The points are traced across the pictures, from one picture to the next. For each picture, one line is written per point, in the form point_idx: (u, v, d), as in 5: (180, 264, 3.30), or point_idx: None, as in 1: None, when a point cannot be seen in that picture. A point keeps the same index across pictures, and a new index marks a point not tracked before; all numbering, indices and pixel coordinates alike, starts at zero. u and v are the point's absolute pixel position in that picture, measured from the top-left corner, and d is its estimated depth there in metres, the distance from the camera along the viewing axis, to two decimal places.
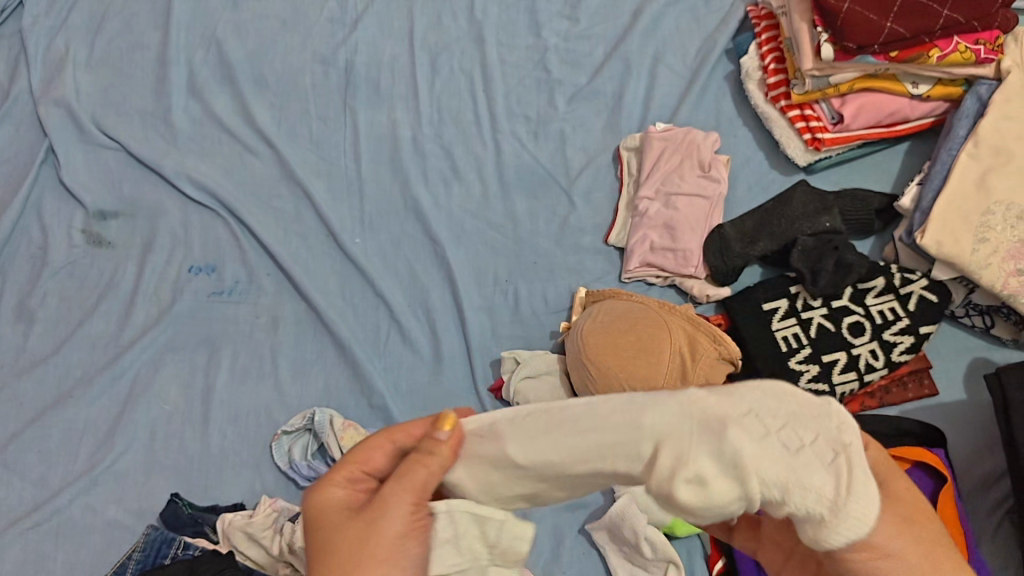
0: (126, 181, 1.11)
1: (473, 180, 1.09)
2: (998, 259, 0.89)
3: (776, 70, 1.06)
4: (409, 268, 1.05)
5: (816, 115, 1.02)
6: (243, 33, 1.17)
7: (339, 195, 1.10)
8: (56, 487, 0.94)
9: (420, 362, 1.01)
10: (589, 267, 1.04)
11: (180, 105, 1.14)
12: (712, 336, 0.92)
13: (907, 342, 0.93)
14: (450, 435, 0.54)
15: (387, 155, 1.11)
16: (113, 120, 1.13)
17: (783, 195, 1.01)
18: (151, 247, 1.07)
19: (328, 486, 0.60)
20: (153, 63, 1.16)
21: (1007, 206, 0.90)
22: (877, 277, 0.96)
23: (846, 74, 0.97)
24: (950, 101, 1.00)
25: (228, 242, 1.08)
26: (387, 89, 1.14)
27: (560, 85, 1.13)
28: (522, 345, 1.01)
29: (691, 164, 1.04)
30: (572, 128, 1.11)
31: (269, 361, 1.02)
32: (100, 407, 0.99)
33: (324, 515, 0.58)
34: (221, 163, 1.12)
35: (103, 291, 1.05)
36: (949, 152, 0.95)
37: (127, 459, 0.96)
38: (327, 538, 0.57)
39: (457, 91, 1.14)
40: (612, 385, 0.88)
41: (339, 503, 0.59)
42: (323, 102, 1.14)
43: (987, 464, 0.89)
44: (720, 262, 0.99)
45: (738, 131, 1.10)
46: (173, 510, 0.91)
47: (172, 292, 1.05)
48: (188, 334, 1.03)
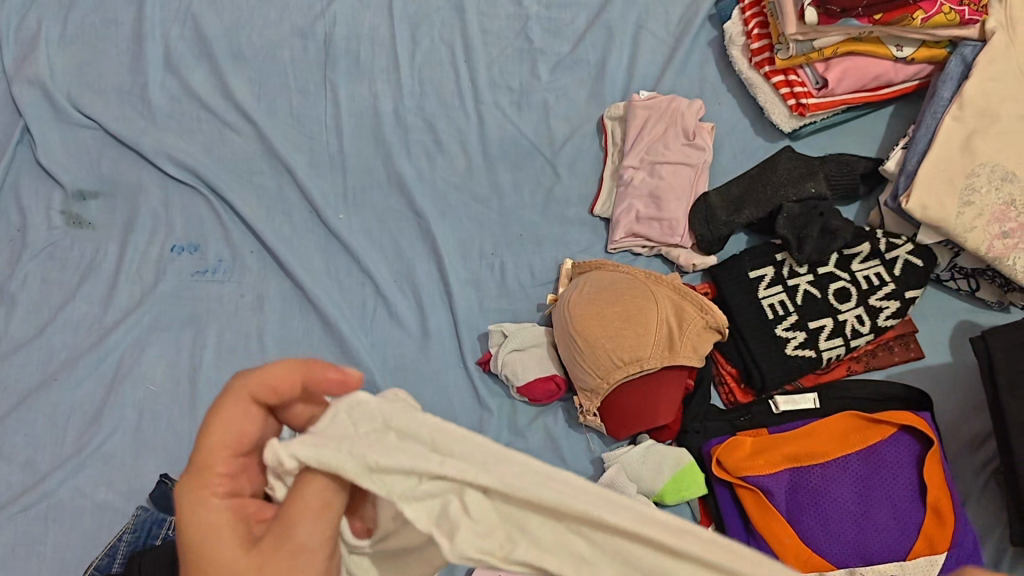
0: (104, 160, 1.09)
1: (456, 152, 1.09)
2: (983, 222, 0.89)
3: (759, 35, 1.04)
4: (394, 244, 1.05)
5: (801, 80, 1.02)
6: (220, 6, 1.14)
7: (322, 170, 1.09)
8: (44, 470, 0.94)
9: (408, 337, 1.01)
10: (575, 238, 1.05)
11: (157, 81, 1.12)
12: (699, 305, 0.92)
13: (893, 307, 0.93)
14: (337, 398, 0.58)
15: (369, 130, 1.10)
16: (89, 99, 1.11)
17: (769, 161, 1.01)
18: (132, 227, 1.06)
19: (207, 499, 0.55)
20: (129, 38, 1.13)
21: (992, 167, 0.90)
22: (863, 243, 0.95)
23: (829, 38, 0.95)
24: (934, 63, 0.99)
25: (210, 220, 1.07)
26: (368, 62, 1.13)
27: (542, 54, 1.12)
28: (509, 318, 1.02)
29: (675, 132, 1.02)
30: (555, 98, 1.10)
31: (255, 339, 1.01)
32: (87, 389, 0.99)
33: (202, 530, 0.54)
34: (201, 141, 1.10)
35: (84, 272, 1.05)
36: (934, 115, 0.94)
37: (115, 440, 0.96)
38: (210, 552, 0.54)
39: (439, 63, 1.12)
40: (599, 358, 0.88)
41: (231, 524, 0.55)
42: (303, 75, 1.12)
43: (973, 425, 0.91)
44: (706, 231, 0.98)
45: (722, 99, 1.09)
46: (163, 491, 0.91)
47: (155, 272, 1.04)
48: (171, 315, 1.02)
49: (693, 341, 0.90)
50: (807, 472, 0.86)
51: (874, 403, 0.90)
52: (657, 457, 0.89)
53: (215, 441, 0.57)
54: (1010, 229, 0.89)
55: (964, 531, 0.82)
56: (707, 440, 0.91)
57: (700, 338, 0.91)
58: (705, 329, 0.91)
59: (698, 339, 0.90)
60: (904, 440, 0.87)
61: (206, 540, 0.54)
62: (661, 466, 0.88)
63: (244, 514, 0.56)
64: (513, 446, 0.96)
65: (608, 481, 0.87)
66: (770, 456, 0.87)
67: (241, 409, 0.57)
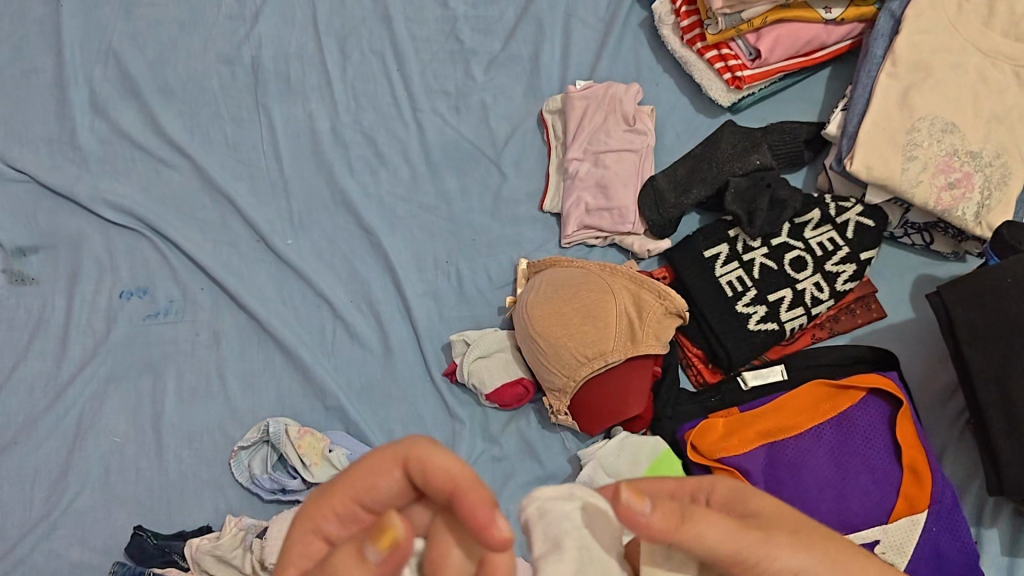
0: (40, 213, 1.06)
1: (398, 163, 1.07)
2: (929, 175, 0.90)
3: (688, 12, 1.03)
4: (346, 263, 1.03)
5: (734, 53, 1.01)
6: (141, 41, 1.12)
7: (265, 198, 1.07)
8: (15, 537, 0.92)
9: (371, 357, 0.99)
10: (528, 237, 1.03)
11: (86, 125, 1.10)
12: (657, 291, 0.91)
13: (850, 270, 0.93)
14: (386, 557, 0.45)
15: (308, 151, 1.08)
16: (18, 151, 1.08)
17: (712, 137, 1.00)
18: (78, 277, 1.04)
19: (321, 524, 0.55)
20: (52, 86, 1.11)
21: (932, 120, 0.90)
22: (813, 210, 0.95)
23: (757, 8, 0.95)
24: (864, 21, 0.99)
25: (156, 262, 1.05)
26: (299, 82, 1.11)
27: (474, 54, 1.10)
28: (471, 325, 1.00)
29: (616, 119, 1.01)
30: (492, 98, 1.09)
31: (216, 377, 0.99)
32: (49, 448, 0.96)
33: (305, 539, 0.55)
34: (138, 181, 1.08)
35: (34, 329, 1.02)
36: (869, 74, 0.94)
37: (85, 497, 0.94)
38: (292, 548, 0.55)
39: (371, 75, 1.11)
40: (563, 357, 0.88)
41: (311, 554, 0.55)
42: (234, 103, 1.10)
43: (943, 378, 0.92)
44: (657, 215, 0.97)
45: (659, 79, 1.08)
46: (139, 543, 0.89)
47: (106, 321, 1.02)
48: (128, 362, 1.00)
49: (654, 329, 0.89)
50: (781, 447, 0.86)
51: (845, 365, 0.91)
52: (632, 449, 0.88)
53: (355, 481, 0.54)
54: (956, 179, 0.89)
55: (942, 486, 0.82)
56: (681, 425, 0.91)
57: (661, 326, 0.90)
58: (665, 315, 0.91)
59: (660, 327, 0.90)
60: (873, 402, 0.87)
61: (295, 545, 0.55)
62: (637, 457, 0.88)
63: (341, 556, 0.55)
64: (489, 454, 0.95)
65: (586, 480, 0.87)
66: (743, 435, 0.86)
67: (388, 469, 0.53)
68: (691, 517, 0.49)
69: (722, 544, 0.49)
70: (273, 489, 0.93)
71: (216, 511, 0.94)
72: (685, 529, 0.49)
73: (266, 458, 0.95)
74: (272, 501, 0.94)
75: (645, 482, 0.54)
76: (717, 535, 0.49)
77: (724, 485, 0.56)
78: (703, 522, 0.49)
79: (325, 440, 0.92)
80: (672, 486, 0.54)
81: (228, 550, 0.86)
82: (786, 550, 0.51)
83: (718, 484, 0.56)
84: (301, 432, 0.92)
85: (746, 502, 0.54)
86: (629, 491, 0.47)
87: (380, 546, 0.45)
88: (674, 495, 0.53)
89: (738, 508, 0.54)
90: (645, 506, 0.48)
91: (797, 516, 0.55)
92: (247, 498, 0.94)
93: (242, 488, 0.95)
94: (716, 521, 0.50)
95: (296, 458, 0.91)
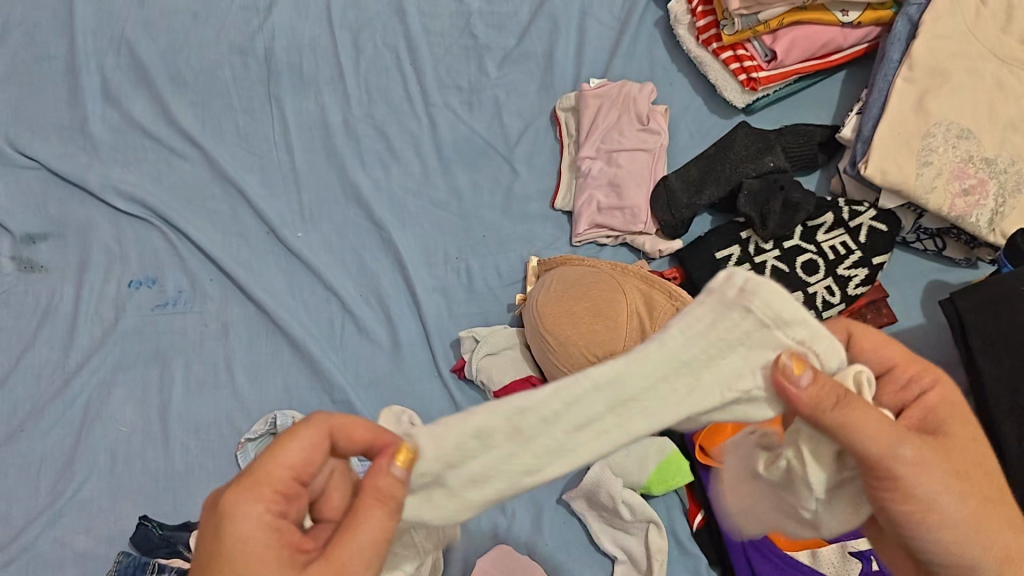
0: (50, 200, 1.06)
1: (410, 158, 1.07)
2: (943, 182, 0.89)
3: (704, 12, 1.03)
4: (356, 257, 1.03)
5: (749, 54, 1.01)
6: (153, 29, 1.12)
7: (276, 189, 1.07)
8: (20, 525, 0.92)
9: (379, 351, 0.99)
10: (539, 234, 1.03)
11: (98, 113, 1.09)
12: (668, 291, 0.91)
13: (862, 274, 0.92)
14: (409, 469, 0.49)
15: (320, 143, 1.08)
16: (28, 138, 1.08)
17: (725, 139, 1.00)
18: (87, 265, 1.04)
19: (251, 510, 0.49)
20: (64, 73, 1.10)
21: (947, 126, 0.90)
22: (826, 214, 0.95)
23: (774, 10, 0.95)
24: (881, 25, 0.98)
25: (166, 252, 1.05)
26: (312, 74, 1.10)
27: (488, 50, 1.10)
28: (480, 321, 1.00)
29: (629, 118, 1.01)
30: (506, 94, 1.09)
31: (224, 368, 0.99)
32: (56, 436, 0.96)
33: (235, 539, 0.48)
34: (149, 170, 1.08)
35: (42, 317, 1.02)
36: (885, 78, 0.93)
37: (91, 486, 0.94)
38: (228, 564, 0.48)
39: (384, 68, 1.10)
40: (573, 354, 0.87)
41: (257, 550, 0.48)
42: (247, 94, 1.10)
43: (953, 384, 0.92)
44: (669, 216, 0.97)
45: (673, 79, 1.08)
46: (144, 533, 0.89)
47: (115, 309, 1.02)
48: (135, 352, 1.00)
49: None
50: None
51: None
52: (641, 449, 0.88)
53: (282, 461, 0.51)
54: (971, 186, 0.89)
55: None
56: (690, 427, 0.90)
57: None
58: (677, 315, 0.90)
59: None
60: None
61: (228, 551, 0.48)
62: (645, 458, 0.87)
63: (284, 544, 0.49)
64: None
65: (594, 479, 0.86)
66: None
67: (309, 436, 0.52)
68: (845, 408, 0.49)
69: (877, 437, 0.50)
70: None
71: None
72: (836, 412, 0.49)
73: None
74: None
75: (867, 337, 0.59)
76: (871, 430, 0.49)
77: (944, 389, 0.57)
78: (857, 417, 0.49)
79: None
80: (897, 359, 0.58)
81: None
82: (931, 476, 0.52)
83: (942, 381, 0.57)
84: None
85: (934, 414, 0.56)
86: (792, 359, 0.49)
87: (401, 464, 0.49)
88: (870, 381, 0.53)
89: (932, 422, 0.56)
90: (803, 380, 0.48)
91: (976, 449, 0.55)
92: None
93: None
94: (878, 414, 0.50)
95: None
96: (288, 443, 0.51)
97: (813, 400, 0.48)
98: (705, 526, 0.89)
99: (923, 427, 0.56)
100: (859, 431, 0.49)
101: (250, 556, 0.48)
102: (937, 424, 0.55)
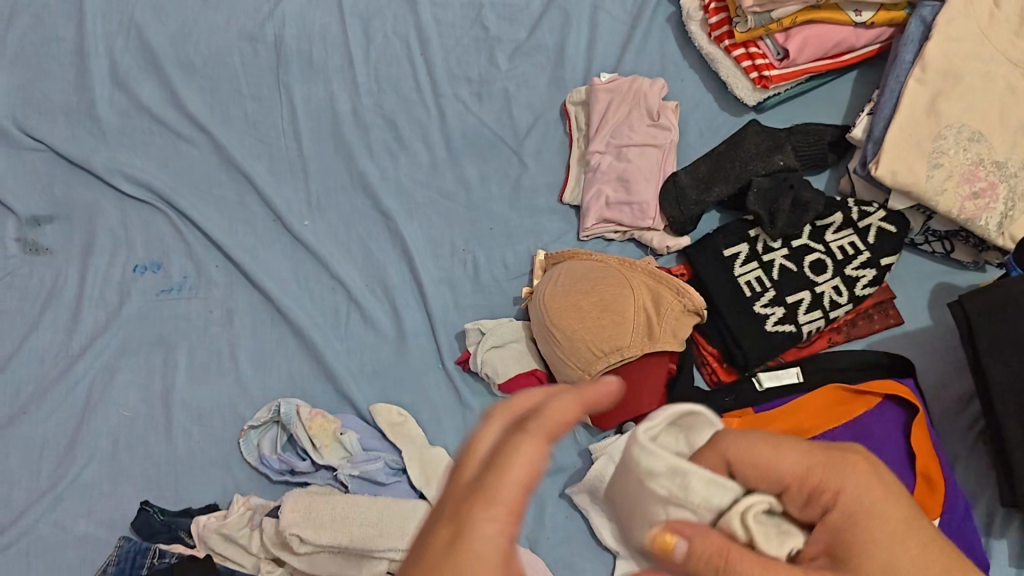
0: (56, 183, 1.06)
1: (419, 148, 1.06)
2: (953, 184, 0.89)
3: (716, 9, 1.03)
4: (362, 247, 1.03)
5: (761, 52, 1.00)
6: (163, 13, 1.11)
7: (284, 177, 1.06)
8: (20, 507, 0.92)
9: (383, 341, 0.99)
10: (547, 228, 1.03)
11: (105, 96, 1.09)
12: (676, 288, 0.90)
13: (870, 275, 0.92)
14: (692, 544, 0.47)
15: (328, 132, 1.07)
16: (36, 120, 1.07)
17: (735, 136, 1.00)
18: (92, 249, 1.03)
19: (482, 523, 0.49)
20: (71, 55, 1.10)
21: (958, 129, 0.90)
22: (835, 213, 0.95)
23: (787, 8, 0.95)
24: (894, 26, 0.98)
25: (171, 237, 1.04)
26: (322, 62, 1.10)
27: (499, 42, 1.10)
28: (486, 313, 1.00)
29: (640, 114, 1.01)
30: (516, 86, 1.08)
31: (228, 355, 0.99)
32: (58, 420, 0.96)
33: (465, 563, 0.48)
34: (156, 155, 1.07)
35: (46, 299, 1.02)
36: (897, 79, 0.93)
37: (92, 470, 0.94)
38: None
39: (394, 58, 1.10)
40: (580, 350, 0.87)
41: (490, 573, 0.48)
42: (255, 80, 1.10)
43: (957, 386, 0.92)
44: (678, 212, 0.97)
45: (684, 75, 1.07)
46: (144, 518, 0.89)
47: (119, 294, 1.02)
48: (139, 336, 1.00)
49: (672, 326, 0.89)
50: None
51: (860, 368, 0.90)
52: None
53: (513, 480, 0.49)
54: (980, 189, 0.89)
55: (955, 494, 0.82)
56: None
57: (678, 323, 0.90)
58: (684, 313, 0.90)
59: (678, 324, 0.89)
60: (890, 407, 0.86)
61: (468, 572, 0.48)
62: None
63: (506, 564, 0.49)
64: None
65: (597, 473, 0.86)
66: None
67: (533, 443, 0.50)
68: (727, 572, 0.46)
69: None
70: (281, 470, 0.92)
71: (224, 489, 0.94)
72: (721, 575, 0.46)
73: (276, 439, 0.94)
74: (279, 482, 0.93)
75: (746, 462, 0.50)
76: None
77: (855, 491, 0.52)
78: (738, 572, 0.46)
79: (337, 422, 0.92)
80: (788, 477, 0.50)
81: (236, 530, 0.86)
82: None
83: (845, 490, 0.51)
84: (313, 412, 0.92)
85: (838, 537, 0.51)
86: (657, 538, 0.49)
87: (674, 543, 0.48)
88: (770, 503, 0.49)
89: (839, 535, 0.51)
90: (678, 551, 0.48)
91: (896, 543, 0.52)
92: (255, 478, 0.94)
93: (250, 467, 0.94)
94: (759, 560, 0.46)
95: (307, 439, 0.91)
96: (513, 454, 0.49)
97: (703, 554, 0.47)
98: None
99: (830, 552, 0.51)
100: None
101: None
102: (842, 537, 0.51)
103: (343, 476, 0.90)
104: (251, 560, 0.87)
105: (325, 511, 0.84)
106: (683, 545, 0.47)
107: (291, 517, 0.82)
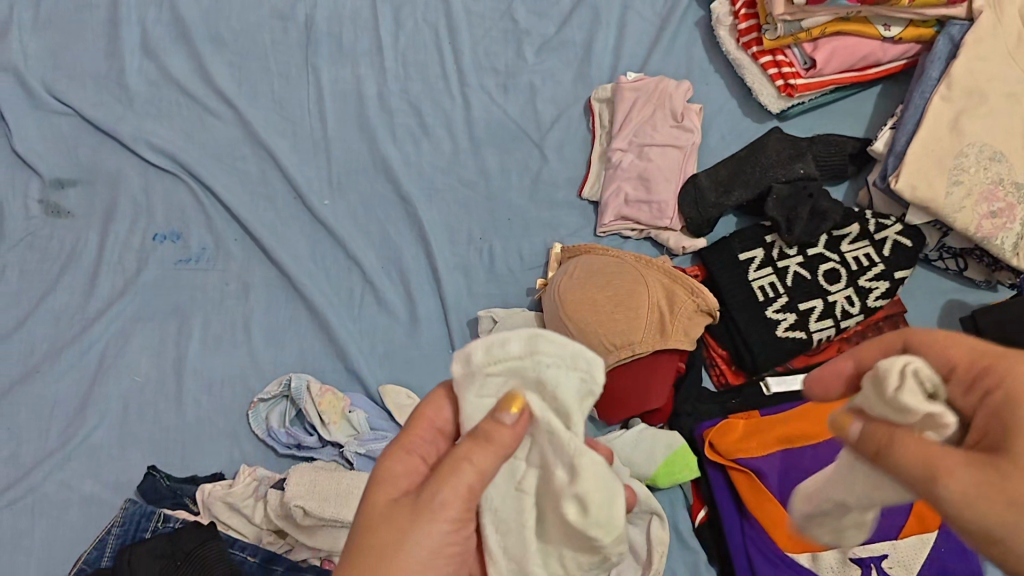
0: (82, 147, 1.07)
1: (441, 135, 1.07)
2: (972, 202, 0.89)
3: (747, 15, 1.04)
4: (380, 229, 1.04)
5: (789, 61, 1.01)
6: None
7: (306, 156, 1.07)
8: (28, 464, 0.92)
9: (396, 323, 1.00)
10: (564, 221, 1.03)
11: (135, 66, 1.10)
12: (690, 288, 0.92)
13: (882, 287, 0.93)
14: (519, 417, 0.51)
15: (353, 114, 1.08)
16: (65, 85, 1.09)
17: (757, 142, 1.00)
18: (113, 215, 1.04)
19: (399, 453, 0.59)
20: (104, 23, 1.12)
21: (980, 147, 0.90)
22: (852, 224, 0.95)
23: (817, 18, 0.96)
24: (922, 43, 0.99)
25: (192, 208, 1.05)
26: (350, 44, 1.11)
27: (527, 36, 1.11)
28: (498, 303, 1.00)
29: (664, 114, 1.02)
30: (542, 80, 1.09)
31: (242, 328, 1.00)
32: (70, 381, 0.97)
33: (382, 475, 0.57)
34: (181, 126, 1.08)
35: (65, 262, 1.03)
36: (921, 95, 0.94)
37: (102, 432, 0.95)
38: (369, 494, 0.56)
39: (422, 44, 1.11)
40: (591, 343, 0.88)
41: (399, 479, 0.57)
42: (284, 58, 1.11)
43: None
44: (696, 213, 0.97)
45: (709, 79, 1.08)
46: (151, 483, 0.90)
47: (137, 261, 1.03)
48: (155, 304, 1.01)
49: (684, 324, 0.90)
50: (798, 454, 0.86)
51: None
52: (649, 440, 0.88)
53: (422, 425, 0.60)
54: (998, 209, 0.89)
55: None
56: (699, 422, 0.91)
57: (690, 322, 0.90)
58: (696, 312, 0.91)
59: (689, 323, 0.90)
60: None
61: (375, 485, 0.57)
62: (652, 449, 0.88)
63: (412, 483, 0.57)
64: None
65: None
66: (762, 437, 0.86)
67: (440, 403, 0.60)
68: (885, 453, 0.49)
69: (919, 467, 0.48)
70: (288, 444, 0.93)
71: (230, 460, 0.94)
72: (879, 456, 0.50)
73: (284, 413, 0.95)
74: (285, 456, 0.94)
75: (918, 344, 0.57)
76: (913, 468, 0.48)
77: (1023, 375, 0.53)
78: (897, 453, 0.48)
79: (345, 399, 0.93)
80: (954, 362, 0.56)
81: (239, 499, 0.87)
82: (982, 511, 0.47)
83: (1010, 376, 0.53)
84: (322, 390, 0.93)
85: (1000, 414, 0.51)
86: (509, 408, 0.51)
87: (512, 410, 0.51)
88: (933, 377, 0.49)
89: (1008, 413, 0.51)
90: (511, 416, 0.51)
91: None
92: (261, 450, 0.95)
93: (257, 440, 0.95)
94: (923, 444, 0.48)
95: (315, 415, 0.92)
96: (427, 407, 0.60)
97: (869, 442, 0.50)
98: (706, 523, 0.90)
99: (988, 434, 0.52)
100: (904, 467, 0.48)
101: (382, 489, 0.56)
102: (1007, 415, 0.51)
103: (349, 453, 0.90)
104: (254, 530, 0.87)
105: (328, 486, 0.84)
106: (509, 421, 0.51)
107: (294, 490, 0.82)
